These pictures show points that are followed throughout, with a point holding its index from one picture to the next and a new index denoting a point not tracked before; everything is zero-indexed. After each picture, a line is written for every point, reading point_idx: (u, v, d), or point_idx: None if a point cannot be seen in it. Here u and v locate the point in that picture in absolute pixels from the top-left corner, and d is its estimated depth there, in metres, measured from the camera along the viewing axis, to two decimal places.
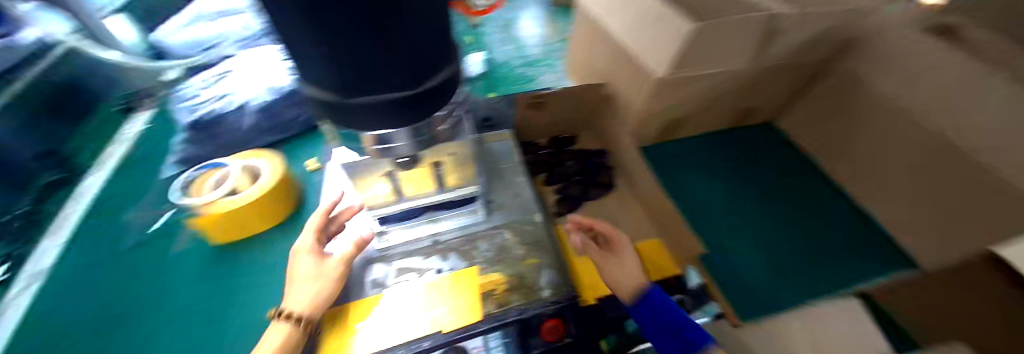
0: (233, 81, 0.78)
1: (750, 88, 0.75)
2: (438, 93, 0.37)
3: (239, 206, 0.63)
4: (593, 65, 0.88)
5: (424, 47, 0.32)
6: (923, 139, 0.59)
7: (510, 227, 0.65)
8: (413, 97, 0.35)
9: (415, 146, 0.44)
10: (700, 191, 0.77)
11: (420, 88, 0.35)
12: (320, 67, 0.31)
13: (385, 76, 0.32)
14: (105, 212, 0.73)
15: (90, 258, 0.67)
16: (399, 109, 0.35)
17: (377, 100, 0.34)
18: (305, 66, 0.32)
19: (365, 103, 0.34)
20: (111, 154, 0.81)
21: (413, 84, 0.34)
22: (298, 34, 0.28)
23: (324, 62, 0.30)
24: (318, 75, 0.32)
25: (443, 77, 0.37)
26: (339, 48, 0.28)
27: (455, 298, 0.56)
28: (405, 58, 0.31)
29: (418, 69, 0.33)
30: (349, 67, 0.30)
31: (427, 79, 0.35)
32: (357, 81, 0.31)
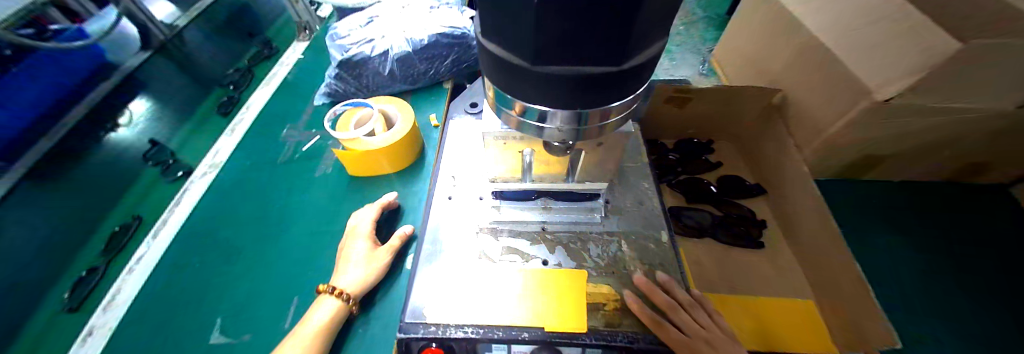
0: (379, 27, 0.80)
1: (1003, 137, 0.55)
2: (638, 74, 0.29)
3: (375, 149, 0.65)
4: (761, 65, 0.72)
5: (649, 16, 0.24)
6: None
7: (630, 237, 0.57)
8: (606, 73, 0.27)
9: (570, 134, 0.35)
10: (886, 254, 0.60)
11: (623, 67, 0.27)
12: (510, 19, 0.25)
13: (591, 44, 0.25)
14: (261, 125, 0.82)
15: (247, 167, 0.74)
16: (588, 89, 0.28)
17: (563, 72, 0.27)
18: (498, 21, 0.27)
19: (552, 73, 0.27)
20: (275, 78, 0.93)
21: (616, 60, 0.26)
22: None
23: (519, 14, 0.24)
24: (509, 32, 0.27)
25: (651, 56, 0.29)
26: (557, 3, 0.22)
27: (560, 299, 0.51)
28: (620, 22, 0.23)
29: (626, 42, 0.25)
30: (556, 28, 0.24)
31: (633, 57, 0.28)
32: (555, 45, 0.25)
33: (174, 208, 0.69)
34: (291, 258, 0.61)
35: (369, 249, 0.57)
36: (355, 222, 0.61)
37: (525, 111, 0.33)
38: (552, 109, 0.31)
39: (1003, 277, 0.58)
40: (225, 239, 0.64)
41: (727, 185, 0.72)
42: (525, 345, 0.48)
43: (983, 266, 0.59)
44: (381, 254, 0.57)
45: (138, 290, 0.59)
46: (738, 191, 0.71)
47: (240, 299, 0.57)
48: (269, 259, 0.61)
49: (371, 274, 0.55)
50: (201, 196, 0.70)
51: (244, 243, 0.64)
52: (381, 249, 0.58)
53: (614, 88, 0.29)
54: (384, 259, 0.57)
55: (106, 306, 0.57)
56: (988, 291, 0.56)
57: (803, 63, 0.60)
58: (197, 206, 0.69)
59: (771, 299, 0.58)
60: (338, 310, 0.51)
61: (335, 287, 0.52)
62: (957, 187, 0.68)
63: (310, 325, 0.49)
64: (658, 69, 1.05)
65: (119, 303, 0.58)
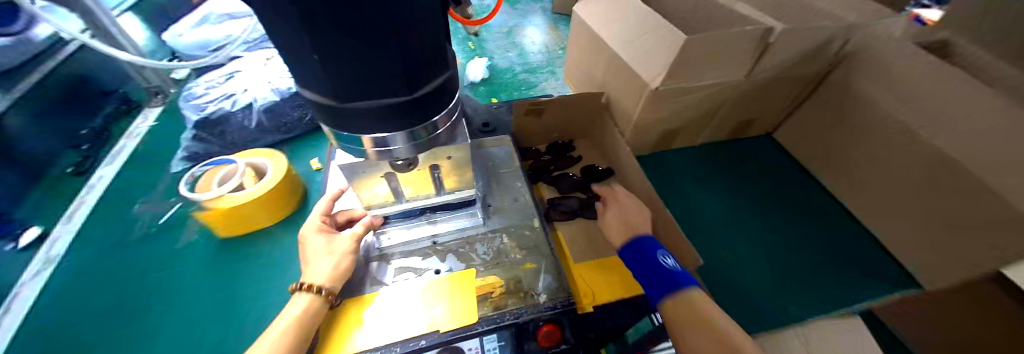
0: (239, 81, 0.80)
1: (747, 99, 0.77)
2: (433, 100, 0.38)
3: (243, 203, 0.64)
4: (590, 73, 0.91)
5: (415, 53, 0.33)
6: (917, 155, 0.62)
7: (508, 230, 0.66)
8: (405, 102, 0.36)
9: (410, 148, 0.43)
10: (696, 199, 0.79)
11: (416, 94, 0.36)
12: (309, 68, 0.32)
13: (380, 83, 0.33)
14: (106, 208, 0.77)
15: (91, 256, 0.70)
16: (395, 114, 0.36)
17: (368, 105, 0.35)
18: (303, 73, 0.33)
19: (360, 107, 0.35)
20: (124, 153, 0.86)
21: (407, 90, 0.35)
22: (295, 42, 0.29)
23: (315, 66, 0.31)
24: (315, 81, 0.33)
25: (439, 82, 0.38)
26: (333, 54, 0.29)
27: (454, 298, 0.57)
28: (396, 66, 0.32)
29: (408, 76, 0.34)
30: (345, 73, 0.31)
31: (423, 86, 0.36)
32: (352, 86, 0.33)
33: (1, 319, 0.61)
34: (153, 342, 0.58)
35: (325, 243, 0.54)
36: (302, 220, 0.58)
37: (371, 143, 0.40)
38: (382, 134, 0.39)
39: (775, 200, 0.80)
40: (72, 341, 0.59)
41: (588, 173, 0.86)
42: (426, 352, 0.52)
43: (757, 194, 0.81)
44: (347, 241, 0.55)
45: None
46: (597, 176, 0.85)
47: None
48: (126, 350, 0.58)
49: (338, 264, 0.53)
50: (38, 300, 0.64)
51: (96, 340, 0.59)
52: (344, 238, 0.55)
53: (418, 112, 0.38)
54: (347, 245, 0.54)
55: None
56: (761, 211, 0.78)
57: (611, 67, 0.78)
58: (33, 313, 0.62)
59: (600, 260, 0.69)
60: (308, 306, 0.49)
61: (304, 284, 0.51)
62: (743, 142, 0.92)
63: (282, 321, 0.47)
64: (545, 88, 1.22)
65: None
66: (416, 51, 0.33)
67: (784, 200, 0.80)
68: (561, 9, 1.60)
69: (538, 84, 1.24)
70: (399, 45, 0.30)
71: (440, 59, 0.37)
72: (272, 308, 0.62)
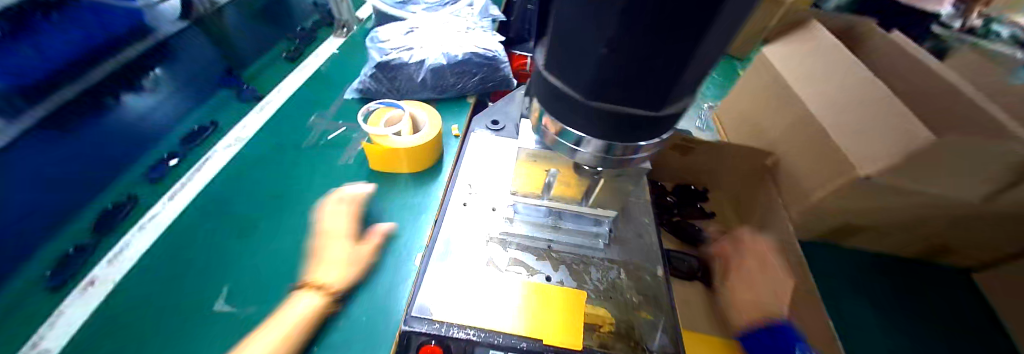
0: (419, 38, 0.87)
1: (967, 224, 0.62)
2: (663, 123, 0.34)
3: (401, 149, 0.69)
4: (756, 128, 0.81)
5: (689, 73, 0.28)
6: None
7: (627, 266, 0.61)
8: (640, 119, 0.32)
9: (597, 160, 0.41)
10: (859, 319, 0.66)
11: (657, 112, 0.32)
12: (572, 51, 0.30)
13: (634, 92, 0.30)
14: (289, 107, 0.85)
15: (269, 149, 0.77)
16: (622, 124, 0.33)
17: (605, 107, 0.32)
18: (562, 52, 0.31)
19: (594, 107, 0.32)
20: (308, 65, 0.97)
21: (653, 107, 0.31)
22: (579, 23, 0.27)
23: (581, 52, 0.29)
24: (568, 65, 0.31)
25: (681, 107, 0.33)
26: (615, 52, 0.26)
27: (560, 313, 0.54)
28: (662, 81, 0.28)
29: (665, 94, 0.29)
30: (610, 72, 0.28)
31: (667, 106, 0.32)
32: (605, 85, 0.30)
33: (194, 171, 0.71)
34: (300, 244, 0.63)
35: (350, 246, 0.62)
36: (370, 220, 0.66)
37: (562, 134, 0.38)
38: (587, 135, 0.36)
39: (957, 351, 0.64)
40: (241, 214, 0.66)
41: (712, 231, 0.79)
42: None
43: (945, 345, 0.65)
44: (364, 249, 0.62)
45: (150, 246, 0.60)
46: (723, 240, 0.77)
47: (247, 273, 0.59)
48: (278, 241, 0.63)
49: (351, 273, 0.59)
50: (224, 166, 0.73)
51: (260, 221, 0.65)
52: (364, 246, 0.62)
53: (641, 129, 0.34)
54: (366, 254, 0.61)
55: (113, 259, 0.58)
56: None
57: (798, 131, 0.68)
58: (218, 175, 0.71)
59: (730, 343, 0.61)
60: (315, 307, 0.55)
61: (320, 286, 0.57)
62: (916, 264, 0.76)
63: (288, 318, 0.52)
64: None
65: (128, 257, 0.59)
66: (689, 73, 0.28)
67: None
68: None
69: None
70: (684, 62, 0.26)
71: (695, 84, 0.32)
72: (401, 254, 0.64)
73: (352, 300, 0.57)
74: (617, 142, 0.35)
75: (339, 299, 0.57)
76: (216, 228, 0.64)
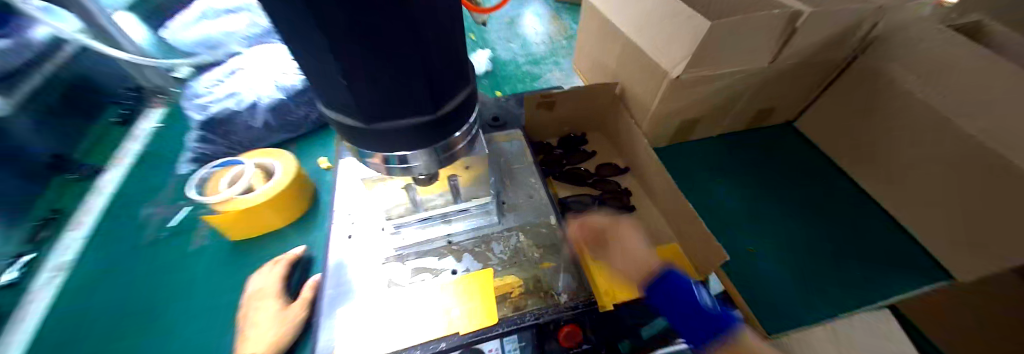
0: (241, 79, 0.77)
1: (768, 85, 0.73)
2: (455, 118, 0.35)
3: (255, 204, 0.62)
4: (602, 65, 0.88)
5: (439, 62, 0.30)
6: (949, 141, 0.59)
7: (525, 229, 0.64)
8: (431, 122, 0.33)
9: (433, 165, 0.40)
10: (716, 195, 0.78)
11: (442, 111, 0.33)
12: (328, 85, 0.28)
13: (405, 103, 0.30)
14: (119, 218, 0.79)
15: (107, 268, 0.70)
16: (419, 133, 0.33)
17: (394, 126, 0.32)
18: (321, 90, 0.30)
19: (385, 129, 0.32)
20: (131, 158, 0.86)
21: (434, 108, 0.32)
22: (307, 58, 0.27)
23: (331, 84, 0.29)
24: (334, 100, 0.30)
25: (463, 99, 0.35)
26: (353, 71, 0.26)
27: (472, 297, 0.54)
28: (404, 85, 0.29)
29: (433, 94, 0.31)
30: (369, 93, 0.28)
31: (448, 102, 0.34)
32: (376, 106, 0.30)
33: (19, 328, 0.62)
34: (168, 350, 0.57)
35: (278, 309, 0.56)
36: (257, 285, 0.59)
37: (387, 159, 0.38)
38: (404, 152, 0.36)
39: (791, 191, 0.79)
40: (90, 348, 0.59)
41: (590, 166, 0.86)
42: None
43: (779, 189, 0.80)
44: (294, 308, 0.56)
45: None
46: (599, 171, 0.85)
47: None
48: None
49: (282, 332, 0.53)
50: (55, 306, 0.64)
51: (116, 346, 0.59)
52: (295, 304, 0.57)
53: (440, 131, 0.35)
54: (297, 313, 0.56)
55: None
56: (784, 207, 0.76)
57: (627, 57, 0.75)
58: (52, 321, 0.63)
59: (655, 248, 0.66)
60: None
61: None
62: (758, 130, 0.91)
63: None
64: (550, 80, 1.17)
65: None
66: (435, 62, 0.29)
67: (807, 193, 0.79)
68: None
69: (543, 75, 1.19)
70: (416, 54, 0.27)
71: (460, 69, 0.34)
72: None
73: None
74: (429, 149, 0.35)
75: None
76: None
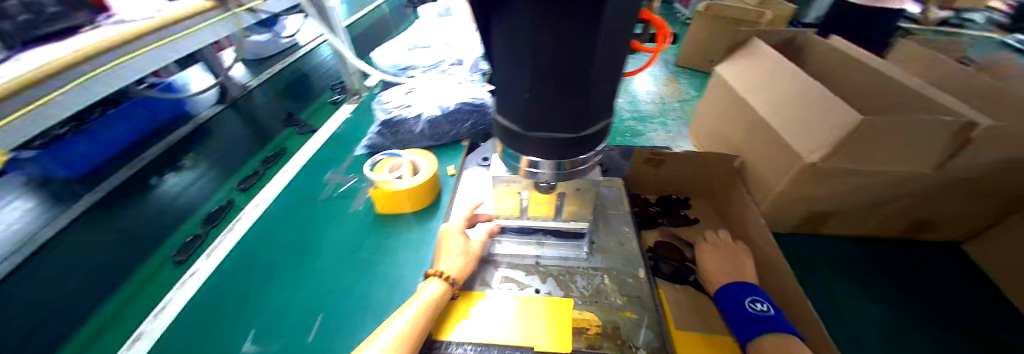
0: (417, 97, 0.99)
1: (929, 196, 0.65)
2: (591, 140, 0.42)
3: (401, 189, 0.78)
4: (722, 135, 0.88)
5: (598, 95, 0.38)
6: None
7: (611, 272, 0.66)
8: (574, 139, 0.40)
9: (555, 176, 0.48)
10: (848, 302, 0.68)
11: (585, 133, 0.41)
12: (511, 96, 0.38)
13: (563, 120, 0.38)
14: (306, 170, 0.99)
15: (285, 208, 0.89)
16: (561, 146, 0.41)
17: (546, 135, 0.40)
18: (503, 99, 0.40)
19: (538, 137, 0.40)
20: (322, 132, 1.13)
21: (580, 129, 0.40)
22: (507, 73, 0.37)
23: (514, 94, 0.38)
24: (510, 107, 0.40)
25: (601, 128, 0.42)
26: (536, 89, 0.36)
27: (549, 321, 0.59)
28: (566, 107, 0.37)
29: (585, 117, 0.38)
30: (539, 107, 0.37)
31: (591, 127, 0.41)
32: (539, 118, 0.38)
33: (227, 232, 0.84)
34: (317, 284, 0.72)
35: (464, 241, 0.64)
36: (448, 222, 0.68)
37: (527, 163, 0.45)
38: (539, 159, 0.43)
39: (952, 326, 0.65)
40: (265, 264, 0.77)
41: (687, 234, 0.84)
42: None
43: (941, 321, 0.66)
44: (476, 243, 0.65)
45: (188, 302, 0.71)
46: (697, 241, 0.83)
47: (272, 315, 0.68)
48: (298, 285, 0.72)
49: (465, 262, 0.62)
50: (251, 224, 0.85)
51: (282, 267, 0.76)
52: (474, 241, 0.66)
53: (577, 148, 0.42)
54: (479, 248, 0.65)
55: (157, 314, 0.69)
56: (946, 344, 0.62)
57: (754, 132, 0.74)
58: (246, 233, 0.83)
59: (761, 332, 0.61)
60: (441, 292, 0.58)
61: (441, 272, 0.60)
62: (902, 243, 0.79)
63: (419, 300, 0.55)
64: (653, 139, 1.18)
65: (169, 312, 0.69)
66: (597, 91, 0.37)
67: (984, 336, 0.63)
68: (684, 63, 1.58)
69: (646, 134, 1.20)
70: (589, 83, 0.35)
71: (608, 102, 0.41)
72: (402, 285, 0.71)
73: (362, 329, 0.64)
74: (564, 161, 0.42)
75: (350, 330, 0.64)
76: (245, 280, 0.74)
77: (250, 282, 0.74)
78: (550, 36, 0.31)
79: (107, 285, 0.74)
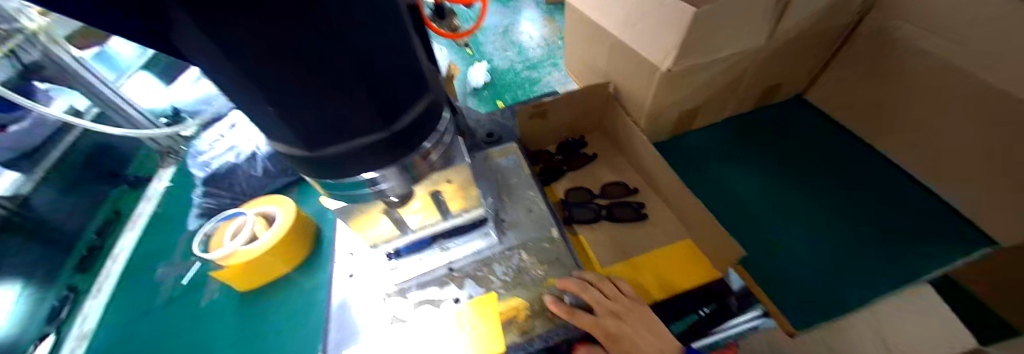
0: (245, 131, 0.80)
1: (769, 63, 0.70)
2: (413, 130, 0.34)
3: (261, 252, 0.64)
4: (591, 63, 0.86)
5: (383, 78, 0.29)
6: (988, 100, 0.55)
7: (527, 246, 0.62)
8: (382, 140, 0.31)
9: (405, 184, 0.40)
10: (733, 183, 0.77)
11: (396, 127, 0.32)
12: (268, 120, 0.28)
13: (349, 123, 0.29)
14: (134, 272, 0.83)
15: (120, 330, 0.74)
16: (373, 154, 0.32)
17: (344, 149, 0.31)
18: (263, 124, 0.30)
19: (334, 154, 0.31)
20: (138, 221, 0.94)
21: (384, 126, 0.31)
22: (232, 91, 0.26)
23: (266, 113, 0.27)
24: (277, 132, 0.30)
25: (422, 111, 0.34)
26: (282, 100, 0.26)
27: (477, 328, 0.54)
28: (342, 106, 0.27)
29: (380, 110, 0.30)
30: (304, 118, 0.27)
31: (402, 118, 0.32)
32: (316, 132, 0.29)
33: None
34: None
35: None
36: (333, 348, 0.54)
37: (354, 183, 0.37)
38: (366, 174, 0.35)
39: (816, 177, 0.76)
40: None
41: (587, 172, 0.84)
42: None
43: (802, 168, 0.78)
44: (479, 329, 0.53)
45: None
46: (598, 177, 0.83)
47: None
48: None
49: None
50: None
51: None
52: None
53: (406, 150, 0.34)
54: None
55: None
56: (809, 186, 0.75)
57: (614, 53, 0.73)
58: None
59: (663, 248, 0.67)
60: None
61: None
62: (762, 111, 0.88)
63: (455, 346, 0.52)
64: (550, 82, 1.16)
65: None
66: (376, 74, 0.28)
67: (824, 162, 0.78)
68: None
69: (543, 78, 1.18)
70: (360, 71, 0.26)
71: (411, 79, 0.32)
72: None
73: None
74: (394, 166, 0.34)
75: None
76: None
77: None
78: (236, 33, 0.21)
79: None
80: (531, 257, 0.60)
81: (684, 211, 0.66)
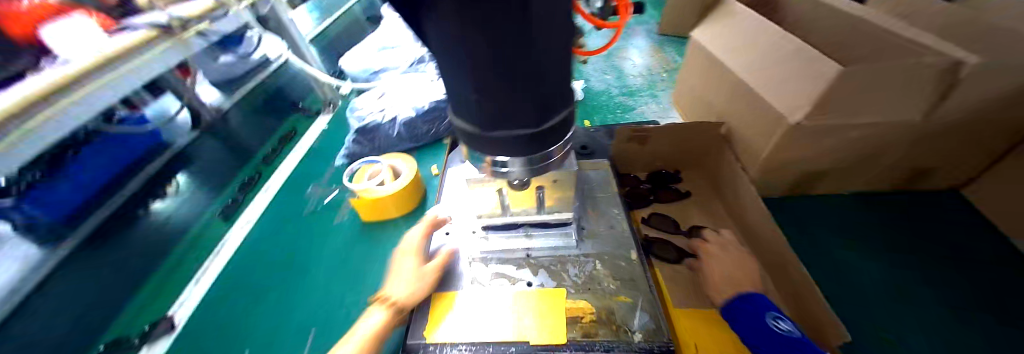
0: (390, 99, 0.97)
1: (921, 142, 0.63)
2: (555, 132, 0.40)
3: (384, 196, 0.77)
4: (705, 101, 0.86)
5: (552, 81, 0.35)
6: None
7: (602, 258, 0.65)
8: (531, 134, 0.38)
9: (527, 172, 0.46)
10: (847, 259, 0.69)
11: (543, 127, 0.38)
12: (460, 100, 0.37)
13: (515, 116, 0.36)
14: (291, 183, 1.01)
15: (273, 223, 0.90)
16: (521, 143, 0.39)
17: (504, 135, 0.38)
18: (452, 102, 0.39)
19: (494, 136, 0.38)
20: (303, 146, 1.15)
21: (536, 124, 0.37)
22: (452, 74, 0.34)
23: (465, 95, 0.36)
24: (460, 110, 0.38)
25: (563, 118, 0.40)
26: (480, 89, 0.34)
27: (543, 315, 0.58)
28: (516, 102, 0.35)
29: (539, 110, 0.36)
30: (487, 105, 0.35)
31: (549, 120, 0.39)
32: (489, 117, 0.36)
33: (215, 256, 0.85)
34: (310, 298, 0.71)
35: (417, 266, 0.63)
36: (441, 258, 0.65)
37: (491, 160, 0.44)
38: (506, 157, 0.42)
39: (963, 285, 0.64)
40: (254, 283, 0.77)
41: (675, 208, 0.84)
42: None
43: (944, 266, 0.67)
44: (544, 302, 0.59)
45: (189, 318, 0.73)
46: (685, 214, 0.82)
47: (264, 334, 0.67)
48: (290, 300, 0.72)
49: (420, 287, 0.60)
50: (239, 246, 0.86)
51: (272, 284, 0.75)
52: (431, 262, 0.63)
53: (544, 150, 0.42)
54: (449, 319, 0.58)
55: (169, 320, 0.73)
56: (956, 287, 0.64)
57: (736, 97, 0.72)
58: (235, 255, 0.84)
59: None
60: (384, 321, 0.58)
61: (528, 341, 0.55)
62: (891, 193, 0.79)
63: (523, 324, 0.57)
64: (645, 112, 1.15)
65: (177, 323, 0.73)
66: (551, 82, 0.35)
67: (974, 268, 0.66)
68: (668, 31, 1.53)
69: (637, 107, 1.18)
70: (537, 77, 0.34)
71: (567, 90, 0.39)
72: None
73: None
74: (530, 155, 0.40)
75: None
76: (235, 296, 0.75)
77: (240, 296, 0.75)
78: (478, 36, 0.29)
79: (109, 322, 0.76)
80: (607, 270, 0.63)
81: (779, 272, 0.63)
